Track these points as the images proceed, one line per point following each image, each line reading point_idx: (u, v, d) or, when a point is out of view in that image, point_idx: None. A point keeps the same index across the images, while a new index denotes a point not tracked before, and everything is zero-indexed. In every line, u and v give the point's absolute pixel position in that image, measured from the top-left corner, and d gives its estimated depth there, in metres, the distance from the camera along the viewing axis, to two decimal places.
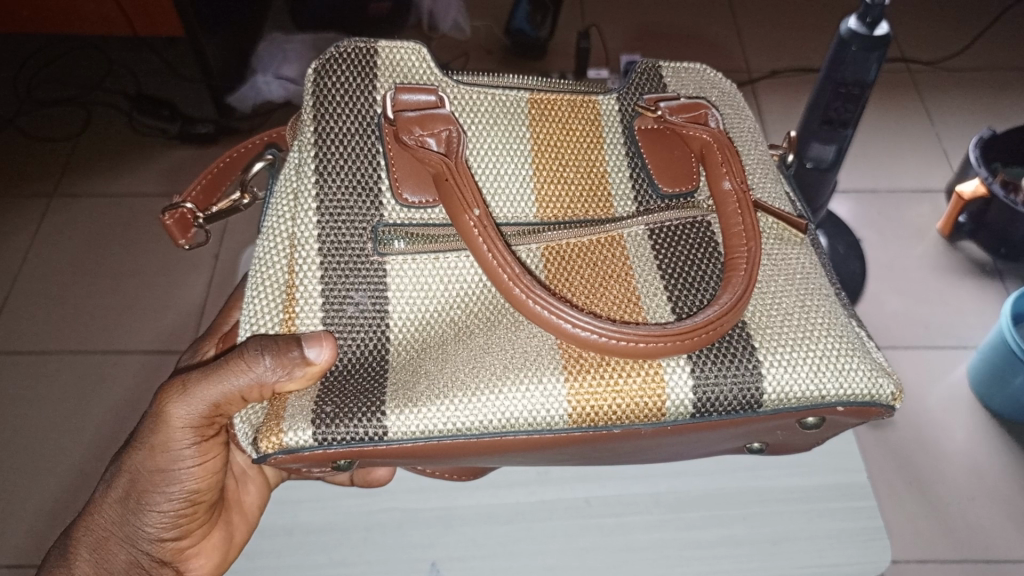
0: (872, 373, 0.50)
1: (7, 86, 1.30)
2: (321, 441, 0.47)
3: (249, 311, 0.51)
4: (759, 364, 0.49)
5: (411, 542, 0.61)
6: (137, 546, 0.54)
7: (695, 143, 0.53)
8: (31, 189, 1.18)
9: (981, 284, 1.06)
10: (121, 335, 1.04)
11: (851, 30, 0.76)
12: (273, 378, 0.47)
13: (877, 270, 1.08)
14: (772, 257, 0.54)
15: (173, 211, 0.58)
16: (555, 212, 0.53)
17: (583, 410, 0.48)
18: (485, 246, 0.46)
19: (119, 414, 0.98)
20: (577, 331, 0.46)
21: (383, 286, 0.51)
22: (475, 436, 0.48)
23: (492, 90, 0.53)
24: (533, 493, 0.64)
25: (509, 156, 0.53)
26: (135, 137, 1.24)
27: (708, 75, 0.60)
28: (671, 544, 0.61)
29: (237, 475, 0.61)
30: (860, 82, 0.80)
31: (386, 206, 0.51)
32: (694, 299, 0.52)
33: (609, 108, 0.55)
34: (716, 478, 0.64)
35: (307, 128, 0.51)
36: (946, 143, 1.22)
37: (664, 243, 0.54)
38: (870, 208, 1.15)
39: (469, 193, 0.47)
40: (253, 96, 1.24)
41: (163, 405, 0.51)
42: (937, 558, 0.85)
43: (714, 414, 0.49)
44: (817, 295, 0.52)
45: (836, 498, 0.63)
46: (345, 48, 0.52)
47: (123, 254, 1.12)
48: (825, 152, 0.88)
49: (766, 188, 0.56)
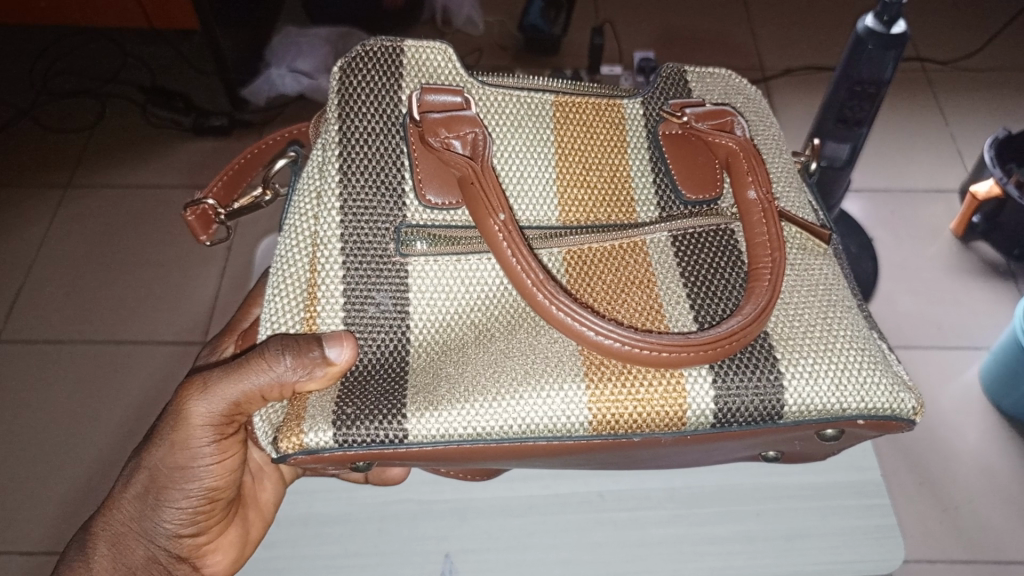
0: (893, 388, 0.49)
1: (23, 78, 1.30)
2: (342, 443, 0.47)
3: (270, 310, 0.51)
4: (780, 376, 0.49)
5: (424, 533, 0.61)
6: (154, 542, 0.54)
7: (720, 151, 0.52)
8: (45, 180, 1.18)
9: (994, 285, 1.05)
10: (134, 324, 1.05)
11: (867, 28, 0.75)
12: (293, 378, 0.47)
13: (890, 271, 1.08)
14: (794, 267, 0.54)
15: (195, 207, 0.57)
16: (578, 216, 0.53)
17: (603, 418, 0.48)
18: (509, 251, 0.46)
19: (134, 402, 0.98)
20: (599, 338, 0.46)
21: (405, 287, 0.51)
22: (496, 441, 0.48)
23: (518, 92, 0.53)
24: (547, 487, 0.64)
25: (533, 159, 0.53)
26: (150, 129, 1.24)
27: (734, 81, 0.59)
28: (684, 539, 0.61)
29: (254, 471, 0.61)
30: (876, 81, 0.79)
31: (409, 207, 0.51)
32: (717, 309, 0.52)
33: (633, 112, 0.55)
34: (729, 477, 0.64)
35: (332, 126, 0.51)
36: (960, 143, 1.21)
37: (686, 251, 0.54)
38: (883, 208, 1.14)
39: (494, 197, 0.46)
40: (266, 89, 1.23)
41: (182, 402, 0.51)
42: (948, 558, 0.85)
43: (733, 424, 0.49)
44: (839, 307, 0.52)
45: (849, 496, 0.63)
46: (371, 46, 0.52)
47: (137, 244, 1.12)
48: (840, 150, 0.87)
49: (790, 197, 0.56)
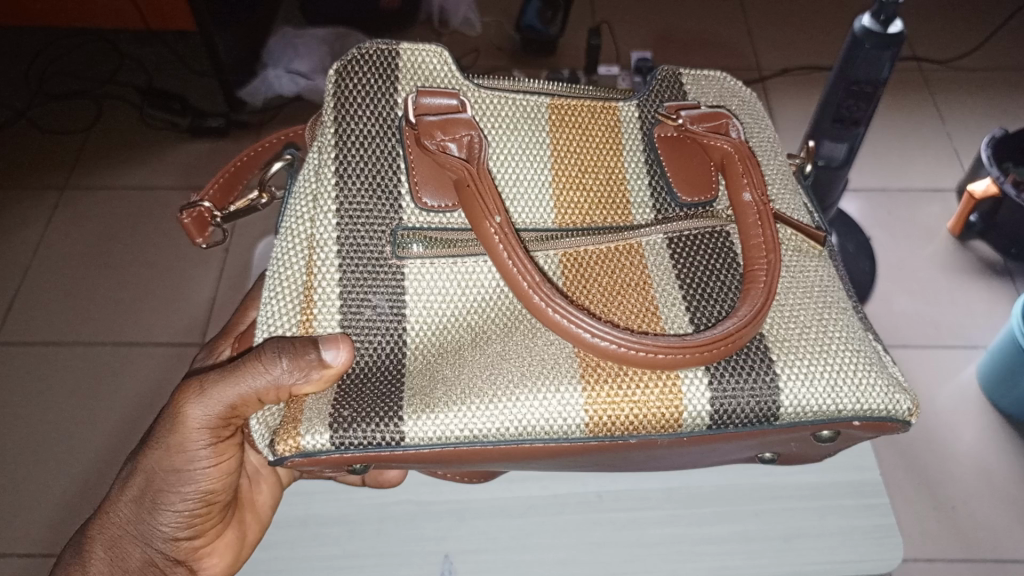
0: (889, 389, 0.50)
1: (19, 79, 1.30)
2: (338, 446, 0.47)
3: (266, 313, 0.51)
4: (776, 377, 0.49)
5: (424, 534, 0.61)
6: (150, 545, 0.54)
7: (716, 153, 0.52)
8: (41, 181, 1.18)
9: (991, 284, 1.06)
10: (131, 326, 1.04)
11: (864, 28, 0.75)
12: (289, 381, 0.47)
13: (887, 271, 1.08)
14: (790, 269, 0.54)
15: (191, 210, 0.57)
16: (574, 218, 0.53)
17: (600, 420, 0.48)
18: (505, 254, 0.46)
19: (132, 404, 0.98)
20: (596, 340, 0.46)
21: (401, 290, 0.51)
22: (493, 443, 0.48)
23: (513, 95, 0.53)
24: (546, 487, 0.64)
25: (529, 161, 0.53)
26: (147, 130, 1.24)
27: (729, 83, 0.59)
28: (683, 539, 0.62)
29: (250, 474, 0.61)
30: (873, 80, 0.79)
31: (405, 209, 0.51)
32: (713, 311, 0.52)
33: (629, 115, 0.55)
34: (727, 477, 0.65)
35: (328, 129, 0.51)
36: (956, 143, 1.21)
37: (682, 253, 0.54)
38: (880, 208, 1.15)
39: (490, 200, 0.46)
40: (264, 90, 1.24)
41: (179, 405, 0.51)
42: (946, 557, 0.86)
43: (729, 425, 0.49)
44: (834, 309, 0.52)
45: (847, 495, 0.63)
46: (367, 49, 0.52)
47: (134, 245, 1.12)
48: (836, 150, 0.87)
49: (785, 199, 0.56)
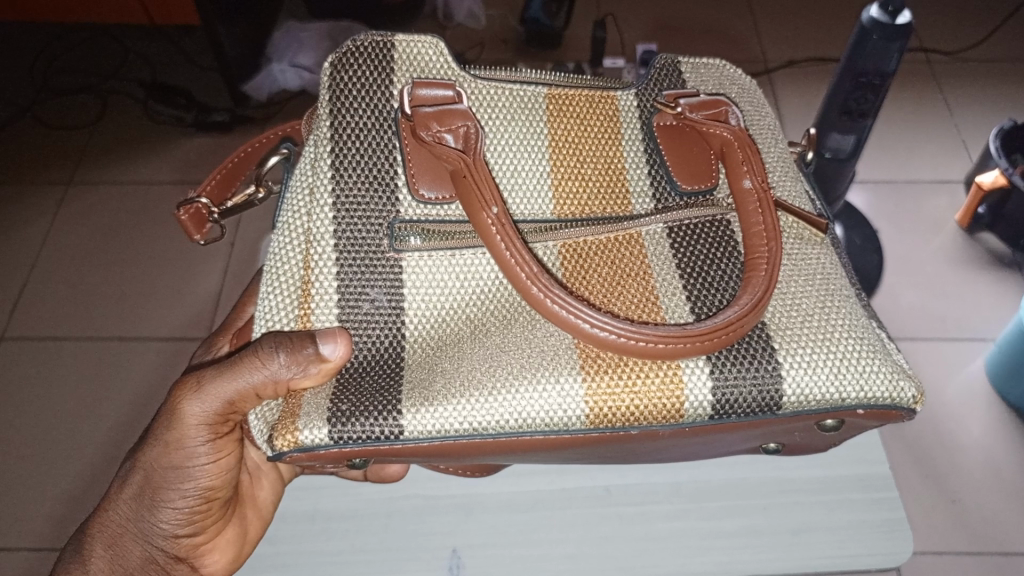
0: (892, 377, 0.49)
1: (26, 76, 1.30)
2: (337, 440, 0.47)
3: (263, 307, 0.51)
4: (778, 366, 0.49)
5: (431, 529, 0.61)
6: (151, 543, 0.54)
7: (715, 141, 0.52)
8: (48, 179, 1.18)
9: (1000, 276, 1.04)
10: (137, 322, 1.05)
11: (872, 19, 0.75)
12: (287, 376, 0.47)
13: (894, 263, 1.07)
14: (792, 257, 0.53)
15: (187, 206, 0.57)
16: (572, 209, 0.53)
17: (600, 411, 0.48)
18: (502, 244, 0.46)
19: (137, 402, 0.98)
20: (595, 330, 0.45)
21: (399, 283, 0.51)
22: (493, 436, 0.48)
23: (509, 85, 0.53)
24: (553, 482, 0.63)
25: (526, 151, 0.52)
26: (152, 125, 1.24)
27: (728, 71, 0.59)
28: (692, 534, 0.61)
29: (251, 470, 0.61)
30: (880, 72, 0.78)
31: (402, 202, 0.51)
32: (714, 300, 0.51)
33: (627, 104, 0.54)
34: (736, 469, 0.64)
35: (324, 122, 0.51)
36: (965, 134, 1.20)
37: (683, 242, 0.53)
38: (886, 199, 1.13)
39: (487, 190, 0.46)
40: (268, 84, 1.24)
41: (176, 402, 0.51)
42: (953, 550, 0.85)
43: (732, 415, 0.49)
44: (837, 296, 0.51)
45: (856, 489, 0.62)
46: (362, 41, 0.51)
47: (140, 243, 1.12)
48: (844, 142, 0.86)
49: (786, 186, 0.56)
